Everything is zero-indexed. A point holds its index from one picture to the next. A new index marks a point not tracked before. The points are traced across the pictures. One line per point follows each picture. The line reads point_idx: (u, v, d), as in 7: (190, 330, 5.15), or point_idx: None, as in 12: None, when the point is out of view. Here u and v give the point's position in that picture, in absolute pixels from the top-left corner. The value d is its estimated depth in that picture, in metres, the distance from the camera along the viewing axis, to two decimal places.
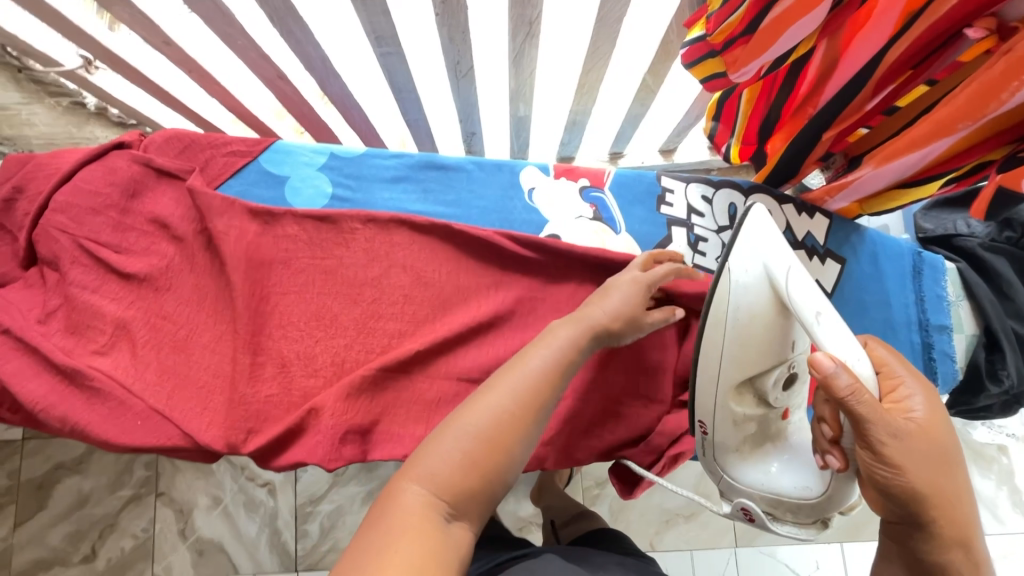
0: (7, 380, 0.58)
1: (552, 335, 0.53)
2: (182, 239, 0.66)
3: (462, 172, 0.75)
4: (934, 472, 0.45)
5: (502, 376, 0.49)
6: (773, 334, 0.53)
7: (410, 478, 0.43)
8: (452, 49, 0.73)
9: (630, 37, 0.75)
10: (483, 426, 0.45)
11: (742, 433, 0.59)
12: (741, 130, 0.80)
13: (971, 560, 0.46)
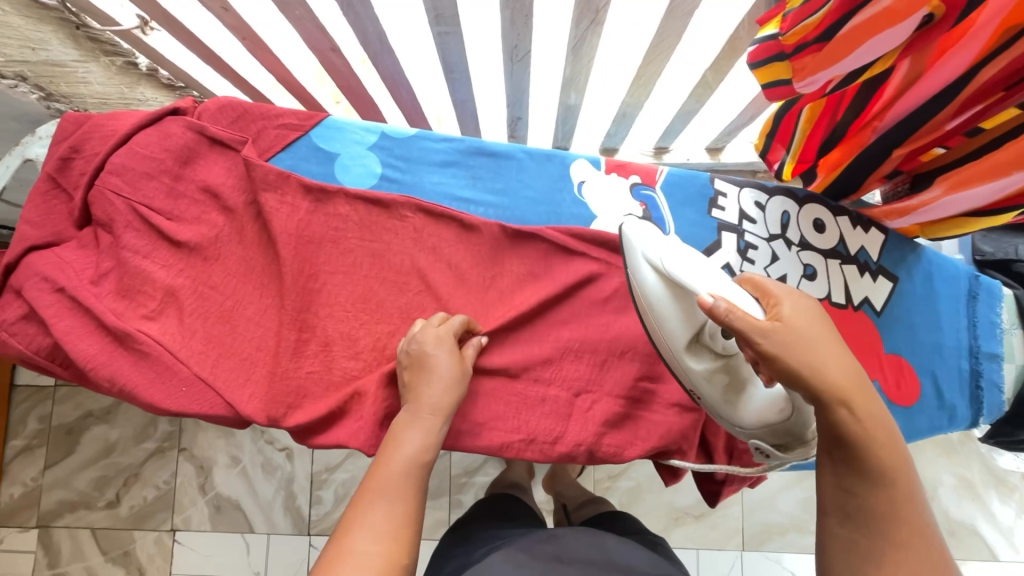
0: (61, 338, 0.59)
1: (402, 441, 0.52)
2: (232, 210, 0.66)
3: (512, 160, 0.73)
4: (810, 349, 0.46)
5: (368, 492, 0.47)
6: (685, 310, 0.57)
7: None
8: (513, 32, 0.70)
9: (697, 28, 0.72)
10: (351, 539, 0.42)
11: (720, 387, 0.60)
12: (798, 148, 0.76)
13: (880, 430, 0.46)
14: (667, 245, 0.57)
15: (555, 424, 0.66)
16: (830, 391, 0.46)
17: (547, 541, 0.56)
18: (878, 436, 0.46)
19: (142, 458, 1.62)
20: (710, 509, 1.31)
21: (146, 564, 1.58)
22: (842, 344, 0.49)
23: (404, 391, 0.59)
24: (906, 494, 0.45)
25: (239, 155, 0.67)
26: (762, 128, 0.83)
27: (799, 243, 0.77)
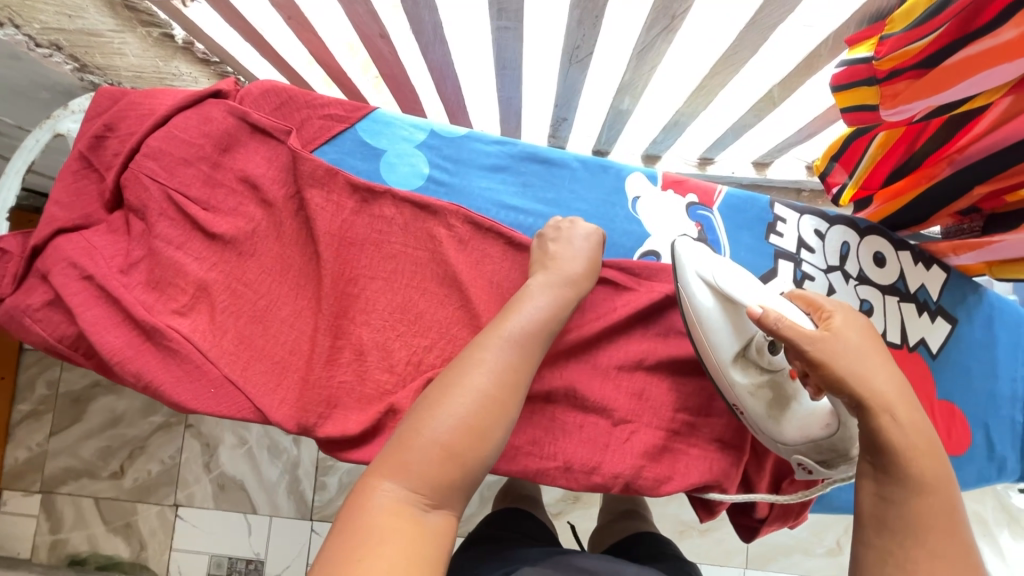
0: (88, 329, 0.56)
1: (525, 301, 0.53)
2: (271, 204, 0.62)
3: (565, 169, 0.70)
4: (858, 360, 0.47)
5: (467, 358, 0.47)
6: (736, 321, 0.56)
7: (414, 446, 0.42)
8: (577, 32, 0.66)
9: (773, 44, 0.68)
10: (473, 383, 0.45)
11: (767, 399, 0.57)
12: (865, 172, 0.70)
13: (920, 433, 0.46)
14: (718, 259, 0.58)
15: (592, 452, 0.63)
16: (875, 399, 0.46)
17: (561, 565, 0.51)
18: (920, 439, 0.45)
19: (148, 432, 1.62)
20: (715, 526, 1.29)
21: (147, 538, 1.58)
22: (889, 359, 0.49)
23: (535, 266, 0.59)
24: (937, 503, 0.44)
25: (282, 145, 0.63)
26: (824, 152, 0.77)
27: (856, 277, 0.73)
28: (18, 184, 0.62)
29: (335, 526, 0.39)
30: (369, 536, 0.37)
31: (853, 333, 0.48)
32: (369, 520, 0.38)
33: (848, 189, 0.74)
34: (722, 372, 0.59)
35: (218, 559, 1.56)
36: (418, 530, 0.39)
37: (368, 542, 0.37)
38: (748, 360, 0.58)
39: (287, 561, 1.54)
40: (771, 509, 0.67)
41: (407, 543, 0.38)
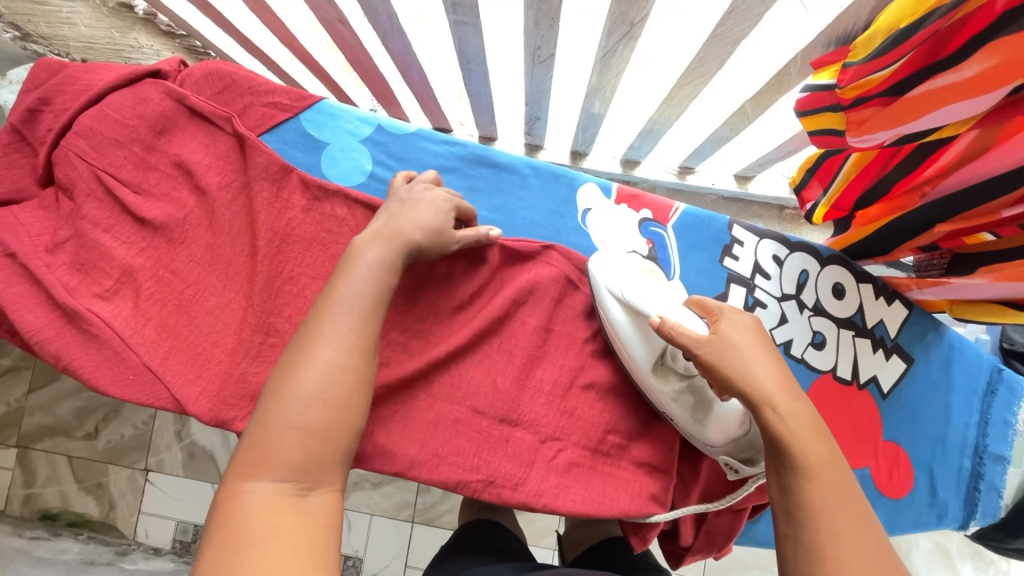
0: (7, 307, 0.56)
1: (360, 257, 0.50)
2: (205, 192, 0.61)
3: (515, 174, 0.67)
4: (744, 358, 0.50)
5: (308, 334, 0.46)
6: (647, 334, 0.59)
7: (274, 438, 0.41)
8: (536, 32, 0.63)
9: (743, 59, 0.64)
10: (322, 361, 0.44)
11: (688, 406, 0.58)
12: (836, 192, 0.69)
13: (800, 419, 0.47)
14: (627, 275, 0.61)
15: (516, 468, 0.62)
16: (758, 395, 0.48)
17: None
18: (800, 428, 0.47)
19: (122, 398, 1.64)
20: None
21: (117, 499, 1.62)
22: (774, 354, 0.51)
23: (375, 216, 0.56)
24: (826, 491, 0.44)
25: (221, 132, 0.62)
26: (801, 163, 0.77)
27: (812, 308, 0.71)
28: None
29: (206, 537, 0.37)
30: (248, 537, 0.36)
31: (735, 333, 0.51)
32: (244, 521, 0.37)
33: (821, 206, 0.73)
34: (647, 384, 0.60)
35: (184, 525, 1.60)
36: (303, 514, 0.39)
37: (252, 543, 0.36)
38: (666, 368, 0.59)
39: None
40: (696, 536, 0.66)
41: (301, 530, 0.38)
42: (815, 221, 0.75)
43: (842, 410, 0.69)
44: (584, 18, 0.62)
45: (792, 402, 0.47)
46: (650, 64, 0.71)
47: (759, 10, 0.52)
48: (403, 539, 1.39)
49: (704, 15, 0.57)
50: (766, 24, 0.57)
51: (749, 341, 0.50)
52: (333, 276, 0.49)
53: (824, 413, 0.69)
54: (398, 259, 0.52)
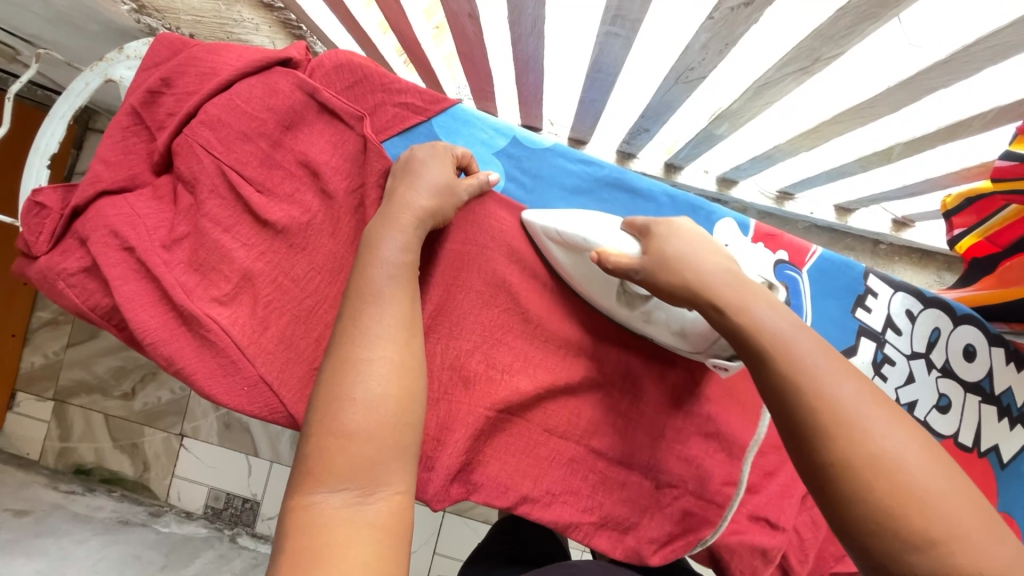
0: (123, 306, 0.52)
1: (380, 244, 0.46)
2: (331, 196, 0.57)
3: (650, 201, 0.63)
4: (678, 262, 0.45)
5: (347, 327, 0.42)
6: (596, 272, 0.56)
7: (323, 443, 0.37)
8: (697, 55, 0.58)
9: (917, 109, 0.59)
10: (355, 354, 0.40)
11: (664, 324, 0.54)
12: (998, 225, 0.68)
13: (744, 298, 0.41)
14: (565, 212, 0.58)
15: (630, 512, 0.60)
16: (703, 291, 0.43)
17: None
18: (746, 306, 0.40)
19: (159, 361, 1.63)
20: None
21: (150, 460, 1.62)
22: (714, 244, 0.46)
23: (383, 201, 0.52)
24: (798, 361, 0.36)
25: (350, 132, 0.57)
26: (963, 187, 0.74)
27: (940, 368, 0.68)
28: (62, 129, 0.56)
29: (275, 562, 0.33)
30: (314, 555, 0.32)
31: (667, 237, 0.47)
32: (308, 539, 0.33)
33: (973, 237, 0.72)
34: (620, 313, 0.57)
35: (216, 493, 1.61)
36: (368, 525, 0.35)
37: (322, 563, 0.32)
38: (629, 294, 0.55)
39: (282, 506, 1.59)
40: None
41: (370, 541, 0.34)
42: (958, 250, 0.74)
43: None
44: (753, 47, 0.57)
45: (735, 286, 0.42)
46: (805, 97, 0.65)
47: (978, 63, 0.47)
48: (434, 526, 1.39)
49: (901, 60, 0.52)
50: (977, 78, 0.51)
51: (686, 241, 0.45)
52: (355, 271, 0.46)
53: None
54: (416, 238, 0.49)
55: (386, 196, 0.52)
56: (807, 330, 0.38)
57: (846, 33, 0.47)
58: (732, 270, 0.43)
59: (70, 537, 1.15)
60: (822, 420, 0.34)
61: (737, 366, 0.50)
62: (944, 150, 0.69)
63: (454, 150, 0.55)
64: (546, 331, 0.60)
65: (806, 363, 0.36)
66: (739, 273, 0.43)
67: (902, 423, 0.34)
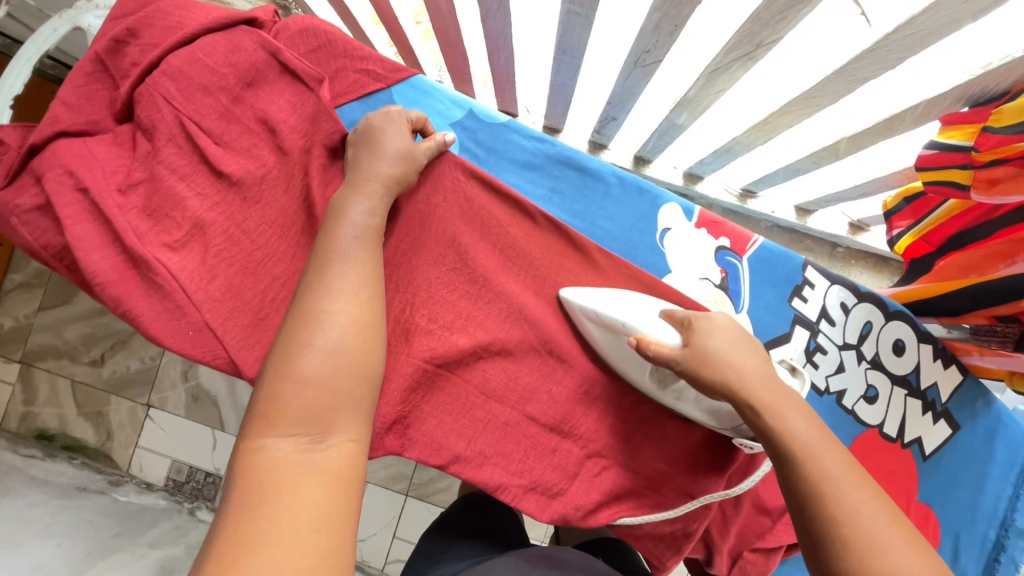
0: (73, 245, 0.54)
1: (346, 209, 0.49)
2: (287, 153, 0.58)
3: (600, 181, 0.65)
4: (719, 364, 0.51)
5: (311, 283, 0.44)
6: (624, 350, 0.59)
7: (276, 388, 0.38)
8: (651, 36, 0.60)
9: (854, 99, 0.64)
10: (315, 307, 0.42)
11: (694, 402, 0.59)
12: (930, 224, 0.72)
13: (780, 406, 0.49)
14: (600, 291, 0.62)
15: (559, 478, 0.62)
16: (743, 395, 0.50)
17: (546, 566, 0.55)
18: (782, 415, 0.48)
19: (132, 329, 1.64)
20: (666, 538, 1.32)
21: (115, 430, 1.62)
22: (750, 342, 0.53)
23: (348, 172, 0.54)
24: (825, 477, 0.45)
25: (309, 93, 0.59)
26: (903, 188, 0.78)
27: (870, 360, 0.71)
28: (27, 73, 0.57)
29: (223, 507, 0.33)
30: (266, 495, 0.33)
31: (709, 331, 0.53)
32: (258, 480, 0.34)
33: (909, 236, 0.76)
34: (654, 391, 0.61)
35: (178, 465, 1.61)
36: (321, 472, 0.36)
37: (272, 501, 0.33)
38: (661, 373, 0.59)
39: None
40: (732, 569, 0.65)
41: (319, 481, 0.35)
42: (897, 249, 0.77)
43: (881, 466, 0.69)
44: (705, 26, 0.60)
45: (770, 396, 0.49)
46: (759, 83, 0.68)
47: (901, 54, 0.50)
48: (394, 509, 1.40)
49: (841, 46, 0.55)
50: (917, 60, 0.55)
51: (727, 343, 0.52)
52: (320, 234, 0.48)
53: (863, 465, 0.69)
54: (381, 204, 0.51)
55: (352, 165, 0.54)
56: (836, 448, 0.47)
57: (781, 18, 0.50)
58: (775, 379, 0.51)
59: (26, 498, 1.15)
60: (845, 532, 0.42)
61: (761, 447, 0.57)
62: (886, 145, 0.73)
63: (408, 116, 0.56)
64: (491, 295, 0.62)
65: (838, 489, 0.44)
66: (784, 385, 0.50)
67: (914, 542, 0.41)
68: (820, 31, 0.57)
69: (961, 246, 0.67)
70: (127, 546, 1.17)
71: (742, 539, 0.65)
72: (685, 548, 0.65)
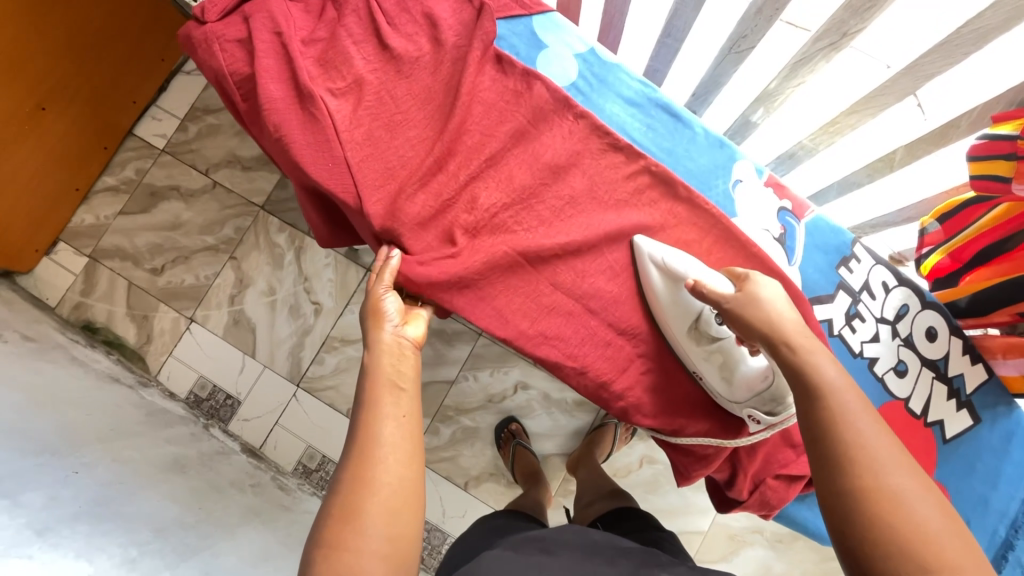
0: (260, 72, 0.65)
1: (384, 377, 0.54)
2: (441, 43, 0.71)
3: (688, 129, 0.76)
4: (765, 305, 0.58)
5: (358, 454, 0.49)
6: (677, 298, 0.67)
7: (337, 562, 0.43)
8: (750, 21, 0.73)
9: (885, 121, 0.80)
10: (366, 479, 0.47)
11: (718, 363, 0.66)
12: (958, 243, 0.74)
13: (811, 346, 0.54)
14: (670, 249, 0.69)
15: (608, 369, 0.69)
16: (778, 335, 0.55)
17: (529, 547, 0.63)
18: (809, 355, 0.53)
19: (196, 248, 1.53)
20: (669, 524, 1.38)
21: (155, 335, 1.50)
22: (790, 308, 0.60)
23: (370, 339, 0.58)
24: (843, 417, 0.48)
25: (467, 5, 0.73)
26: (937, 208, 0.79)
27: (903, 339, 0.77)
28: None
29: None
30: None
31: (762, 284, 0.60)
32: None
33: (938, 257, 0.79)
34: (683, 347, 0.68)
35: (204, 381, 1.49)
36: None
37: None
38: (698, 330, 0.66)
39: (261, 411, 1.47)
40: (750, 494, 0.70)
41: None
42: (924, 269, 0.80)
43: (902, 438, 0.74)
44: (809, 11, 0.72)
45: (805, 339, 0.55)
46: (824, 92, 0.83)
47: (968, 50, 0.61)
48: None
49: (877, 73, 0.76)
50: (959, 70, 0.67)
51: (773, 298, 0.58)
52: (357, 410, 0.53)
53: None
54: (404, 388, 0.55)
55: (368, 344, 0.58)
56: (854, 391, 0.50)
57: (870, 6, 0.62)
58: (807, 332, 0.56)
59: (62, 369, 1.20)
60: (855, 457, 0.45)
61: (770, 421, 0.64)
62: (924, 167, 0.81)
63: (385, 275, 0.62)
64: (580, 199, 0.71)
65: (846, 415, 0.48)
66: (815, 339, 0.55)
67: (921, 478, 0.44)
68: (843, 74, 0.82)
69: (992, 259, 0.71)
70: (145, 434, 1.17)
71: (763, 467, 0.70)
72: (711, 464, 0.70)
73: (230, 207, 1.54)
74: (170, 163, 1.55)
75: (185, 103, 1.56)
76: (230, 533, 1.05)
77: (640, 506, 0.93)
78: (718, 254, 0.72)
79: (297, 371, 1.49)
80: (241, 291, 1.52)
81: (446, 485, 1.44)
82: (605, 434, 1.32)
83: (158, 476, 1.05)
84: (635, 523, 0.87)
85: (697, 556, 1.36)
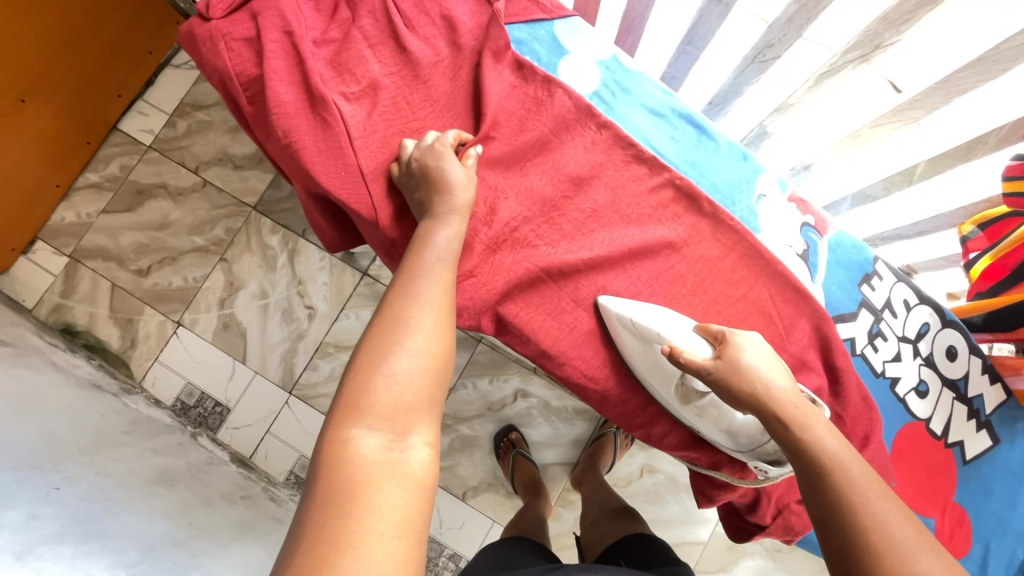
0: (268, 74, 0.62)
1: (432, 234, 0.57)
2: (459, 46, 0.68)
3: (712, 142, 0.75)
4: (751, 372, 0.55)
5: (400, 295, 0.51)
6: (655, 363, 0.63)
7: (368, 381, 0.45)
8: (779, 30, 0.74)
9: (890, 146, 0.80)
10: (406, 315, 0.50)
11: (714, 420, 0.62)
12: (1004, 249, 0.71)
13: (808, 420, 0.52)
14: (639, 304, 0.65)
15: (631, 389, 0.66)
16: (773, 407, 0.53)
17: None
18: (810, 429, 0.51)
19: (184, 248, 1.47)
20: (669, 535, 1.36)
21: (140, 340, 1.44)
22: (776, 364, 0.57)
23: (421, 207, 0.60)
24: (853, 486, 0.47)
25: (487, 7, 0.70)
26: (974, 216, 0.77)
27: (924, 359, 0.76)
28: None
29: (324, 482, 0.39)
30: (365, 473, 0.39)
31: (739, 349, 0.57)
32: (356, 468, 0.40)
33: (984, 263, 0.74)
34: (676, 407, 0.64)
35: (191, 388, 1.43)
36: (404, 466, 0.41)
37: (368, 489, 0.38)
38: (686, 389, 0.62)
39: (253, 419, 1.42)
40: (773, 520, 0.69)
41: (401, 489, 0.40)
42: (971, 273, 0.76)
43: (921, 459, 0.74)
44: (839, 21, 0.69)
45: (799, 410, 0.53)
46: (831, 117, 0.82)
47: (1004, 67, 0.61)
48: None
49: (884, 98, 0.74)
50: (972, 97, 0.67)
51: (755, 363, 0.56)
52: (408, 251, 0.56)
53: (906, 453, 0.74)
54: (450, 251, 0.57)
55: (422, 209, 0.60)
56: (864, 464, 0.49)
57: (908, 18, 0.63)
58: (800, 398, 0.54)
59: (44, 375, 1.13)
60: (874, 540, 0.43)
61: (778, 471, 0.60)
62: (937, 184, 0.79)
63: (446, 141, 0.62)
64: (602, 210, 0.69)
65: (858, 489, 0.46)
66: (808, 404, 0.54)
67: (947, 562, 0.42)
68: (850, 99, 0.78)
69: None
70: (134, 445, 1.10)
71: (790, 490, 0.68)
72: (735, 489, 0.68)
73: (221, 207, 1.48)
74: (156, 159, 1.49)
75: (174, 98, 1.50)
76: (222, 549, 1.01)
77: (655, 535, 0.89)
78: (743, 271, 0.70)
79: (290, 377, 1.44)
80: (232, 294, 1.46)
81: (442, 495, 1.41)
82: (605, 446, 1.30)
83: (146, 489, 0.99)
84: (650, 551, 0.84)
85: (697, 567, 1.35)
